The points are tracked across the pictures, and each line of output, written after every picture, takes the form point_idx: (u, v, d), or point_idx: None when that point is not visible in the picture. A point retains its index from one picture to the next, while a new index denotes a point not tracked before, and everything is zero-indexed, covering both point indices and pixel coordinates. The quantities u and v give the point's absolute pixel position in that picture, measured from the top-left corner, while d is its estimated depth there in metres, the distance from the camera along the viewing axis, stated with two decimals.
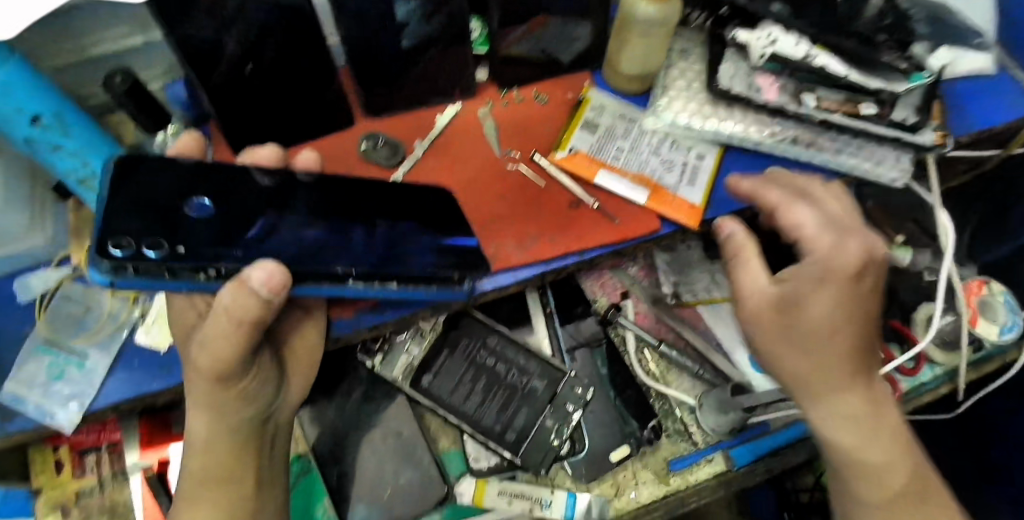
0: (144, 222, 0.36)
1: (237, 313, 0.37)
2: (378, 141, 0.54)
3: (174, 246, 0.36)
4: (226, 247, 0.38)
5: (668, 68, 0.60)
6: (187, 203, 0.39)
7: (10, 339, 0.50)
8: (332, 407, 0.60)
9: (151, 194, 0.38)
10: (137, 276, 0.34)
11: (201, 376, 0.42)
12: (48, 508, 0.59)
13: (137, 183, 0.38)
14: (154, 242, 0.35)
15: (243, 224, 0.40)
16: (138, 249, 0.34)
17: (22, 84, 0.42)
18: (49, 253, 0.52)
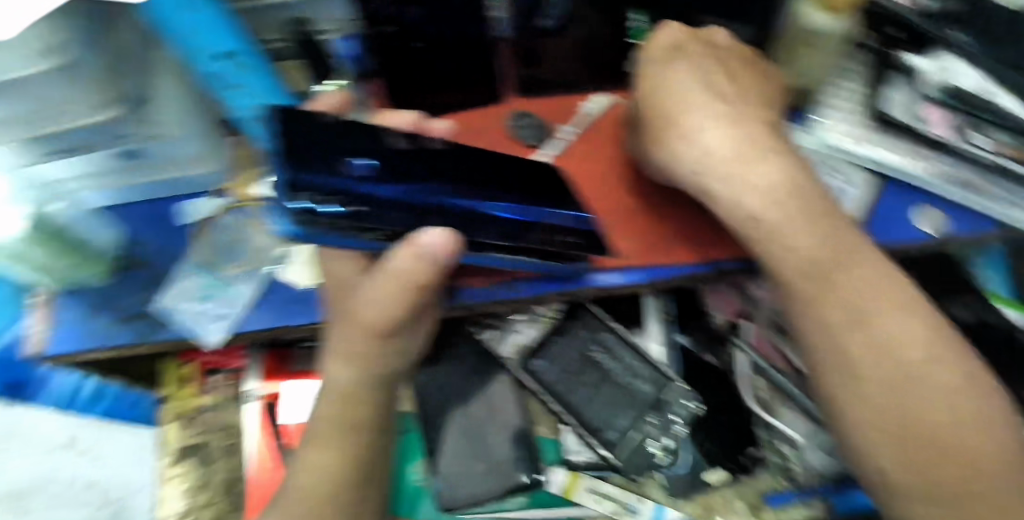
0: (325, 172, 0.37)
1: (411, 278, 0.39)
2: (526, 120, 0.54)
3: (359, 204, 0.37)
4: (392, 211, 0.39)
5: (832, 84, 0.56)
6: (347, 160, 0.39)
7: (169, 255, 0.54)
8: (435, 370, 0.61)
9: (317, 144, 0.38)
10: (326, 225, 0.35)
11: (352, 326, 0.43)
12: (172, 416, 0.65)
13: (301, 130, 0.39)
14: (333, 197, 0.36)
15: (408, 191, 0.41)
16: (325, 202, 0.36)
17: (213, 23, 0.41)
18: (211, 182, 0.55)
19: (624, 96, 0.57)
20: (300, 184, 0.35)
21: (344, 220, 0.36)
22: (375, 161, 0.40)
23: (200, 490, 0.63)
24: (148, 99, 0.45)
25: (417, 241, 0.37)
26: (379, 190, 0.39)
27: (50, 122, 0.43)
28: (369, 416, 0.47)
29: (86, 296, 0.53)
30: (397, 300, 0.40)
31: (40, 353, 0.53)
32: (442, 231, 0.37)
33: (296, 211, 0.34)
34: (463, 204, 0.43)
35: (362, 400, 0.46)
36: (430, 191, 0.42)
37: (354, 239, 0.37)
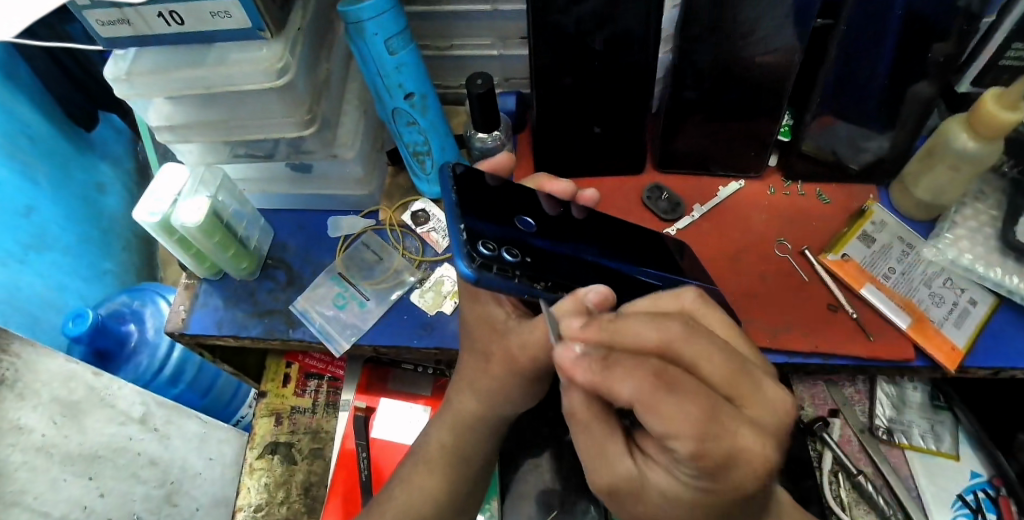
0: (496, 225, 0.40)
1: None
2: (661, 194, 0.60)
3: (525, 257, 0.38)
4: (557, 267, 0.40)
5: (961, 205, 0.58)
6: (517, 223, 0.42)
7: (311, 261, 0.59)
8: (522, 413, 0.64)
9: (491, 192, 0.44)
10: (499, 275, 0.35)
11: (483, 357, 0.47)
12: (266, 411, 0.69)
13: (477, 180, 0.44)
14: (505, 246, 0.37)
15: (572, 251, 0.44)
16: (499, 254, 0.36)
17: (410, 65, 0.50)
18: (362, 204, 0.61)
19: (753, 186, 0.61)
20: (476, 230, 0.37)
21: (518, 267, 0.36)
22: (535, 224, 0.44)
23: (280, 487, 0.66)
24: (337, 124, 0.54)
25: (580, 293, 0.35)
26: (537, 246, 0.41)
27: (248, 130, 0.51)
28: (475, 441, 0.50)
29: (227, 286, 0.58)
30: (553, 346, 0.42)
31: (179, 330, 0.57)
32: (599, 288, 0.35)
33: (471, 253, 0.35)
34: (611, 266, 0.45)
35: (473, 429, 0.50)
36: (587, 249, 0.46)
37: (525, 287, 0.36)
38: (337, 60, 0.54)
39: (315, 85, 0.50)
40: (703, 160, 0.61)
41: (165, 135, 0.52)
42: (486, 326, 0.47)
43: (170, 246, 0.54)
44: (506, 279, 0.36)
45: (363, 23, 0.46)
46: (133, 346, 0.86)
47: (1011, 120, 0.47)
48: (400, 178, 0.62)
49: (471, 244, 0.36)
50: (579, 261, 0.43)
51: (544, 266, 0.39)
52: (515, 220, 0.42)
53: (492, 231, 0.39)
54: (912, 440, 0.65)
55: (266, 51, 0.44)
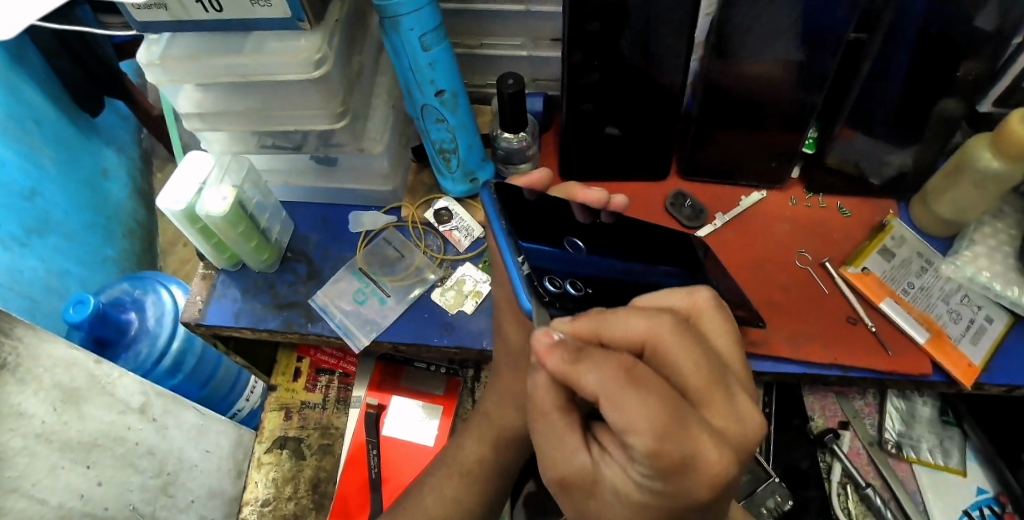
0: (558, 257, 0.43)
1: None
2: (684, 201, 0.60)
3: (586, 289, 0.41)
4: (615, 293, 0.43)
5: (981, 223, 0.58)
6: (572, 248, 0.45)
7: (331, 255, 0.59)
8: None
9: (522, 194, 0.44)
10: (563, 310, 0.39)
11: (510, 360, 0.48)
12: (276, 405, 0.68)
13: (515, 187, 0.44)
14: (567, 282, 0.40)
15: (627, 267, 0.46)
16: (563, 289, 0.40)
17: (444, 63, 0.50)
18: (384, 200, 0.60)
19: (775, 195, 0.61)
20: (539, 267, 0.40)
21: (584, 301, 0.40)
22: (583, 244, 0.46)
23: (287, 482, 0.65)
24: (366, 119, 0.54)
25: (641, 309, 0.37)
26: (592, 272, 0.43)
27: (278, 120, 0.50)
28: None
29: (246, 277, 0.58)
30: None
31: (196, 320, 0.56)
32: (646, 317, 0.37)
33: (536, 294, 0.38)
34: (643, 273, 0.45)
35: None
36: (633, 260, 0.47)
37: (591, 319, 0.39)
38: (369, 54, 0.54)
39: (348, 79, 0.49)
40: (726, 170, 0.61)
41: (193, 122, 0.51)
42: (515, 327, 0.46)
43: (192, 235, 0.53)
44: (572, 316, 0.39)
45: (399, 18, 0.46)
46: (133, 334, 0.85)
47: None
48: (423, 175, 0.61)
49: (538, 281, 0.39)
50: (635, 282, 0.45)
51: (606, 294, 0.42)
52: (570, 245, 0.45)
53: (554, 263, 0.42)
54: (920, 455, 0.65)
55: (304, 41, 0.44)
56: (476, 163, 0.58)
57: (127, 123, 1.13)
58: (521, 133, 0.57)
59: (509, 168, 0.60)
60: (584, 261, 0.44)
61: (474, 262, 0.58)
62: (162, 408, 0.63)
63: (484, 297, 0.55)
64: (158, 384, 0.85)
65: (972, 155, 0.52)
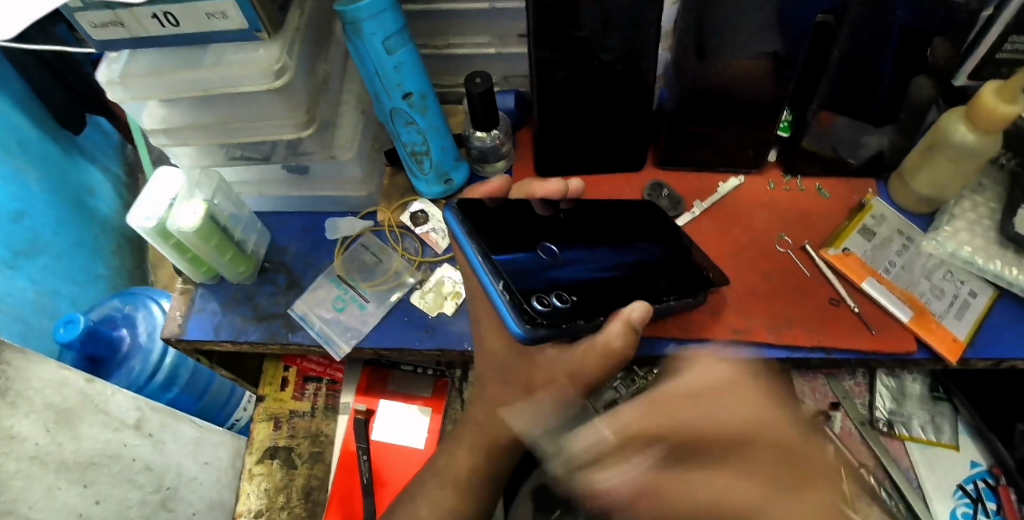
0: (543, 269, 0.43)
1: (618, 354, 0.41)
2: (662, 192, 0.60)
3: (571, 298, 0.42)
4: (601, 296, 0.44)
5: (960, 198, 0.58)
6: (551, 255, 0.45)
7: (309, 264, 0.58)
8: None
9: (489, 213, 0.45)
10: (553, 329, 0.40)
11: None
12: (264, 415, 0.68)
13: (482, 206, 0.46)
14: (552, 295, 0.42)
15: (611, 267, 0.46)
16: (551, 306, 0.41)
17: (410, 66, 0.50)
18: (360, 205, 0.60)
19: (753, 180, 0.61)
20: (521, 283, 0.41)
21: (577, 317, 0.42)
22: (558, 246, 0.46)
23: (280, 492, 0.65)
24: (334, 126, 0.53)
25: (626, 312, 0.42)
26: (578, 277, 0.44)
27: (245, 133, 0.50)
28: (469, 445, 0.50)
29: (225, 290, 0.58)
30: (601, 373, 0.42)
31: (177, 336, 0.56)
32: (642, 305, 0.42)
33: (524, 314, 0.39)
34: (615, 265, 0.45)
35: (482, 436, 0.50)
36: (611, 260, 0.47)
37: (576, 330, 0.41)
38: (335, 59, 0.53)
39: (314, 87, 0.49)
40: (704, 157, 0.61)
41: (159, 139, 0.51)
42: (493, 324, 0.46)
43: (167, 251, 0.53)
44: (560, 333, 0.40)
45: (361, 23, 0.45)
46: (125, 351, 0.84)
47: (1012, 114, 0.47)
48: (399, 178, 0.61)
49: (523, 301, 0.40)
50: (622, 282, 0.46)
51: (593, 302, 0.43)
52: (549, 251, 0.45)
53: (533, 278, 0.42)
54: (911, 431, 0.65)
55: (263, 52, 0.44)
56: (449, 163, 0.58)
57: (111, 138, 1.12)
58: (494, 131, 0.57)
59: (484, 167, 0.60)
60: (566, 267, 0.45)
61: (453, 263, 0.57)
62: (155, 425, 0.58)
63: (463, 297, 0.55)
64: (154, 400, 0.85)
65: (947, 131, 0.52)
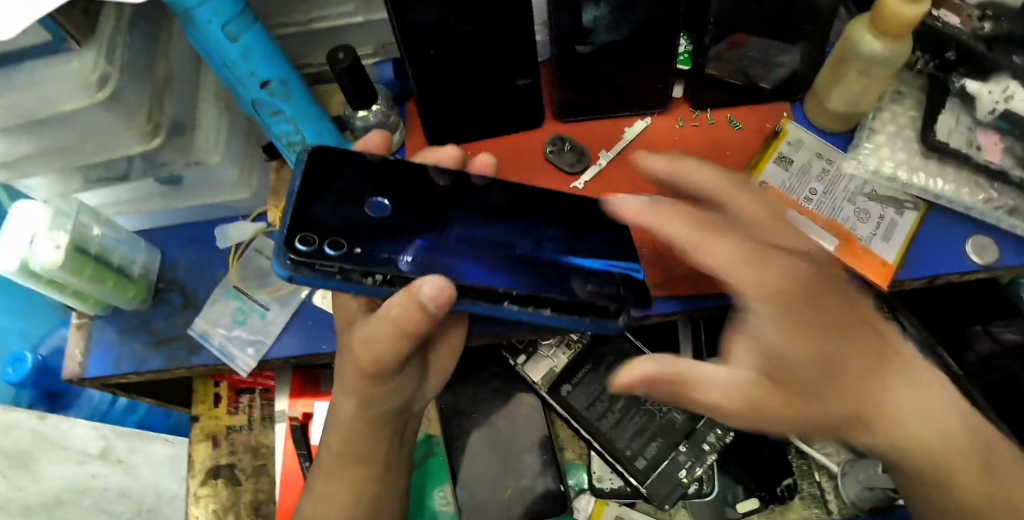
0: (354, 216, 0.38)
1: (403, 321, 0.38)
2: (565, 145, 0.56)
3: (354, 247, 0.36)
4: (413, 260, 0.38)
5: (875, 110, 0.55)
6: (376, 206, 0.39)
7: (205, 277, 0.55)
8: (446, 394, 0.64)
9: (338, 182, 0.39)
10: (318, 276, 0.35)
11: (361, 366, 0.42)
12: (202, 435, 0.66)
13: (331, 160, 0.40)
14: (336, 241, 0.36)
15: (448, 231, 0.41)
16: (321, 249, 0.35)
17: (260, 50, 0.45)
18: (250, 207, 0.56)
19: (660, 122, 0.57)
20: (306, 223, 0.36)
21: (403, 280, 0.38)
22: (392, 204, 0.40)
23: (228, 511, 0.64)
24: (195, 128, 0.49)
25: (413, 285, 0.36)
26: (390, 234, 0.38)
27: (94, 152, 0.45)
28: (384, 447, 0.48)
29: (120, 319, 0.54)
30: (389, 340, 0.40)
31: (76, 374, 0.53)
32: (434, 279, 0.35)
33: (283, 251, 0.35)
34: (497, 241, 0.42)
35: (366, 433, 0.47)
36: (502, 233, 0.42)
37: (347, 282, 0.36)
38: (181, 53, 0.48)
39: (156, 89, 0.44)
40: (607, 103, 0.57)
41: (2, 171, 0.46)
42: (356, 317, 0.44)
43: (42, 289, 0.49)
44: (324, 279, 0.36)
45: (192, 12, 0.40)
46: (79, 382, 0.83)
47: (917, 15, 0.43)
48: (287, 172, 0.57)
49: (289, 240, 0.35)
50: (443, 247, 0.40)
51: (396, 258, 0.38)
52: (377, 206, 0.39)
53: (328, 216, 0.37)
54: None
55: (78, 63, 0.39)
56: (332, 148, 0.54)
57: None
58: (375, 107, 0.52)
59: None
60: (376, 223, 0.39)
61: None
62: (124, 450, 0.81)
63: None
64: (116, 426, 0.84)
65: (853, 42, 0.48)
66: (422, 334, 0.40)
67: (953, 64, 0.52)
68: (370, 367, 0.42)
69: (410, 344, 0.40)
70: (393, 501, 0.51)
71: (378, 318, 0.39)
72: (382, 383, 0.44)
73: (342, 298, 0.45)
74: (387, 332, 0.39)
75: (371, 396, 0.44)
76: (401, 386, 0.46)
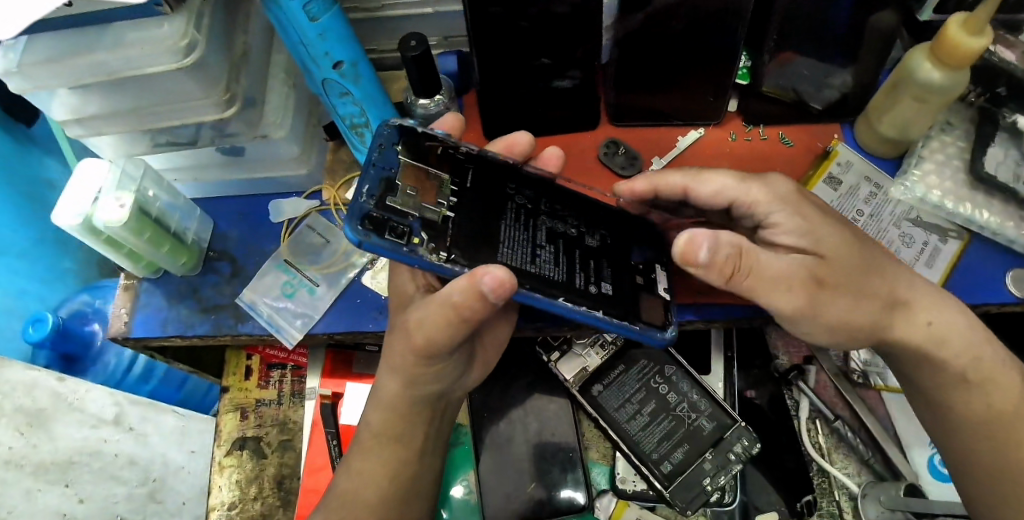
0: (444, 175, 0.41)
1: (462, 306, 0.39)
2: (618, 148, 0.57)
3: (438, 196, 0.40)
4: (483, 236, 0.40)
5: (929, 138, 0.55)
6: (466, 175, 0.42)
7: (256, 249, 0.56)
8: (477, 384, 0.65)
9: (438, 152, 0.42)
10: (388, 242, 0.36)
11: (413, 346, 0.43)
12: (230, 407, 0.67)
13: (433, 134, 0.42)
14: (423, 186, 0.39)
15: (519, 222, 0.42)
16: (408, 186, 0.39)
17: (336, 31, 0.46)
18: (304, 185, 0.57)
19: (713, 134, 0.58)
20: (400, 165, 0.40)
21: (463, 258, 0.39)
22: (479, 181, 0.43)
23: (252, 483, 0.65)
24: (263, 101, 0.49)
25: (477, 271, 0.36)
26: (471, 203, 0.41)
27: (164, 117, 0.45)
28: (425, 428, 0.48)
29: (169, 284, 0.55)
30: (444, 324, 0.40)
31: (122, 334, 0.53)
32: (498, 271, 0.36)
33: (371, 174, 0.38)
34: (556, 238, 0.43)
35: (408, 414, 0.48)
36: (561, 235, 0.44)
37: (412, 255, 0.37)
38: (256, 30, 0.48)
39: (233, 62, 0.45)
40: (663, 111, 0.58)
41: (74, 130, 0.46)
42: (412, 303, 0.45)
43: (99, 248, 0.50)
44: (392, 246, 0.36)
45: None
46: (99, 347, 0.80)
47: (977, 48, 0.44)
48: (342, 153, 0.58)
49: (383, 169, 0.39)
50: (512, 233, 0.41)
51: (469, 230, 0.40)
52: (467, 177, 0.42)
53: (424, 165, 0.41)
54: (887, 382, 0.64)
55: (168, 28, 0.39)
56: None
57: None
58: (437, 97, 0.53)
59: None
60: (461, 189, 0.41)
61: None
62: (138, 417, 0.67)
63: None
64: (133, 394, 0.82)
65: (914, 70, 0.48)
66: (478, 322, 0.41)
67: (1004, 98, 0.52)
68: (423, 348, 0.42)
69: (469, 328, 0.40)
70: (426, 484, 0.51)
71: (437, 304, 0.40)
72: (431, 365, 0.44)
73: (400, 278, 0.46)
74: (444, 319, 0.40)
75: (418, 376, 0.45)
76: (445, 370, 0.47)
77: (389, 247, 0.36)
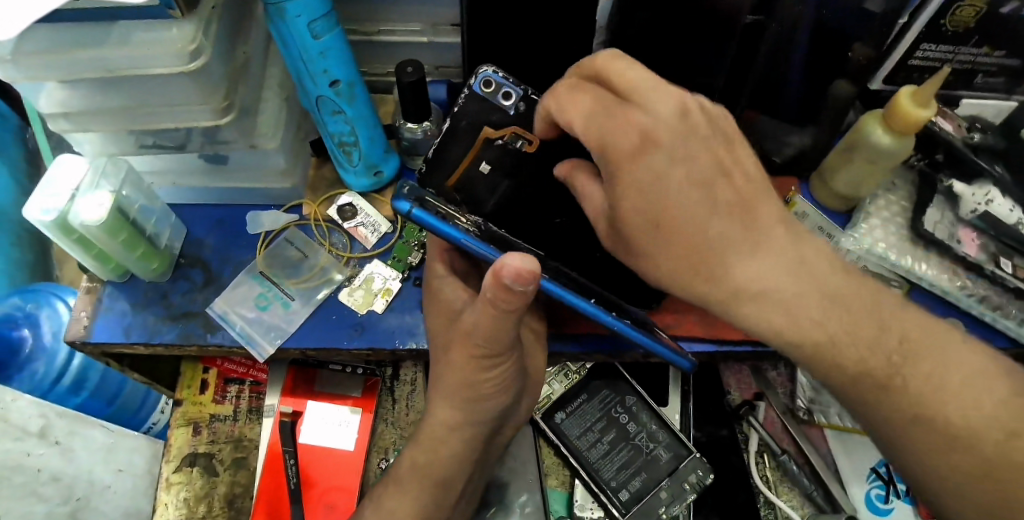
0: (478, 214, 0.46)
1: (499, 301, 0.36)
2: None
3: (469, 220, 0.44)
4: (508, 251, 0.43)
5: (877, 192, 0.60)
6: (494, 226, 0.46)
7: (231, 260, 0.55)
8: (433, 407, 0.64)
9: (489, 178, 0.47)
10: (437, 217, 0.39)
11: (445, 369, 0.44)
12: (182, 421, 0.65)
13: (482, 169, 0.47)
14: (453, 208, 0.44)
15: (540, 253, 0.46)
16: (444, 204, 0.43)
17: (337, 51, 0.46)
18: (285, 198, 0.57)
19: None
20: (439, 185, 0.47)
21: (486, 230, 0.44)
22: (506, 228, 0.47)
23: (200, 501, 0.63)
24: (256, 113, 0.50)
25: (500, 261, 0.34)
26: (497, 238, 0.45)
27: (159, 119, 0.45)
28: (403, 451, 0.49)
29: (136, 288, 0.53)
30: (490, 321, 0.38)
31: (81, 338, 0.51)
32: (523, 255, 0.34)
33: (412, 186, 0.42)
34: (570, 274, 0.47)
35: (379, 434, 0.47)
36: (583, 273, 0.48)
37: (453, 228, 0.40)
38: (256, 42, 0.49)
39: (231, 72, 0.45)
40: None
41: (59, 123, 0.45)
42: (446, 321, 0.46)
43: (66, 246, 0.48)
44: (437, 218, 0.39)
45: (284, 5, 0.41)
46: (28, 353, 0.70)
47: (923, 117, 0.49)
48: (326, 170, 0.59)
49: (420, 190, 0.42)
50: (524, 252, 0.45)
51: (497, 243, 0.43)
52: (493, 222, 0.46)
53: (476, 191, 0.47)
54: (830, 419, 0.66)
55: (176, 32, 0.39)
56: (379, 156, 0.55)
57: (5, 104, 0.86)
58: (426, 123, 0.55)
59: (415, 157, 0.59)
60: (485, 226, 0.45)
61: (383, 259, 0.55)
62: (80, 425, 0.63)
63: (395, 294, 0.53)
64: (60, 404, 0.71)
65: (866, 133, 0.54)
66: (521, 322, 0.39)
67: (940, 165, 0.59)
68: (456, 364, 0.44)
69: (498, 336, 0.39)
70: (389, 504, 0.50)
71: (482, 300, 0.38)
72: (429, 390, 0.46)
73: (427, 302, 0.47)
74: (494, 311, 0.37)
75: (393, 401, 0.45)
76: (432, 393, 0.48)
77: (434, 222, 0.39)
